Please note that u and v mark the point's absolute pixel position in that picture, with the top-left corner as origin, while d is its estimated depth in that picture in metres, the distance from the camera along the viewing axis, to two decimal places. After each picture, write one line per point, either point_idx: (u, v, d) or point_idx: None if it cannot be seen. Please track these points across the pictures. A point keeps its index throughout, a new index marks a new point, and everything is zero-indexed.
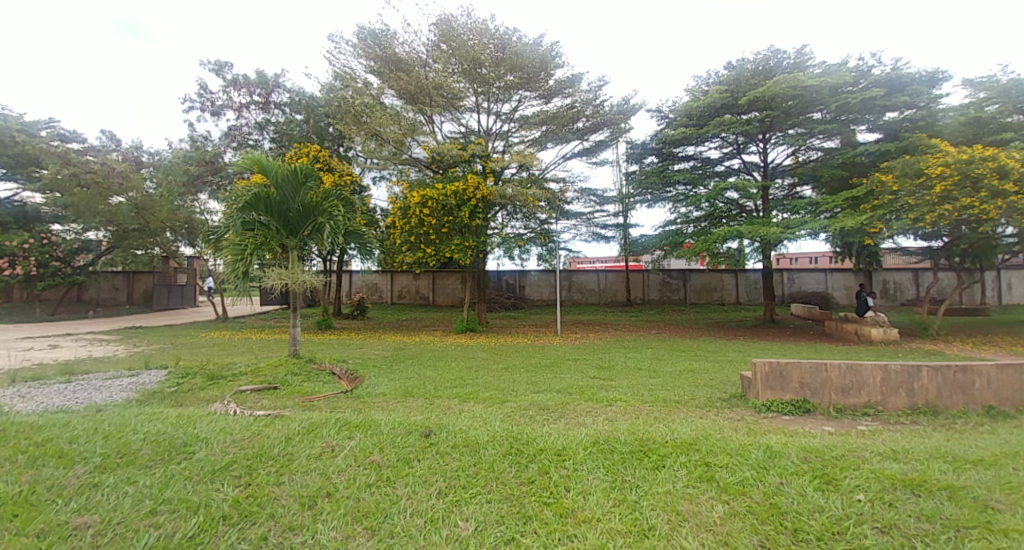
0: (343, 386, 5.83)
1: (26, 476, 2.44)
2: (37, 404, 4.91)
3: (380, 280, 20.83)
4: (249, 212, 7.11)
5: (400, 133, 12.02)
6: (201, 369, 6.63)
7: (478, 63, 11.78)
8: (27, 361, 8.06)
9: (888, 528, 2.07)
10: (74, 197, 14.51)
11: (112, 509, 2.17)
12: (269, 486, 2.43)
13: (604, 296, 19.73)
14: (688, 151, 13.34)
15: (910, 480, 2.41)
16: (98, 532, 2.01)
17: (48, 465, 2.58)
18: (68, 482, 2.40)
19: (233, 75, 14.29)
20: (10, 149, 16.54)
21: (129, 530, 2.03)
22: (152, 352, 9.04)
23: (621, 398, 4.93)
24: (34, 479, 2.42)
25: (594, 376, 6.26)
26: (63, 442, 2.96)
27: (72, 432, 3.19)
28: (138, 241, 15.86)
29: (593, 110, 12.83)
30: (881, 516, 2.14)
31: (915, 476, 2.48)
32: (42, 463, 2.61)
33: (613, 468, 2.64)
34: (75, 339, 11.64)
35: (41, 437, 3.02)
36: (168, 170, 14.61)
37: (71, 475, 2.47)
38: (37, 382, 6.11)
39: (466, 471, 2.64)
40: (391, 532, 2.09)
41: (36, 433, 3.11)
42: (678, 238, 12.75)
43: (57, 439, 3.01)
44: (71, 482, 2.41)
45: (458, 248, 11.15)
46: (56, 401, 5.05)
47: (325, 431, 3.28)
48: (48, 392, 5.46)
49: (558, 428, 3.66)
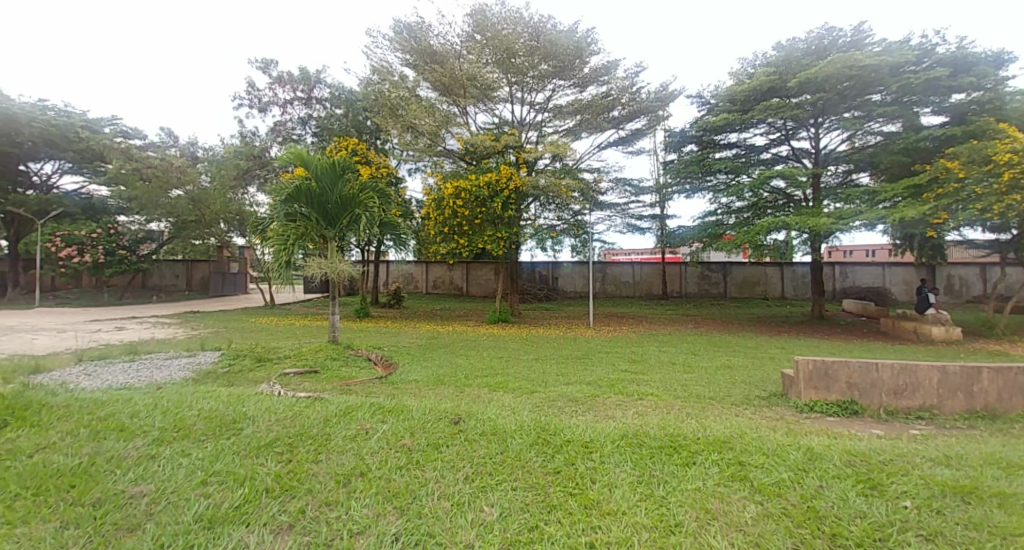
0: (378, 372, 6.01)
1: (89, 448, 2.64)
2: (102, 381, 5.30)
3: (416, 270, 21.19)
4: (292, 203, 7.42)
5: (435, 125, 12.12)
6: (249, 352, 6.98)
7: (512, 52, 11.67)
8: (97, 342, 8.70)
9: (932, 535, 1.96)
10: (138, 190, 15.51)
11: (165, 479, 2.32)
12: (307, 463, 2.54)
13: (639, 289, 19.41)
14: (730, 139, 12.78)
15: (962, 487, 2.27)
16: (152, 500, 2.15)
17: (110, 438, 2.78)
18: (127, 453, 2.57)
19: (278, 73, 14.90)
20: (75, 144, 17.90)
21: (181, 499, 2.17)
22: (207, 336, 9.59)
23: (652, 393, 4.83)
24: (96, 450, 2.61)
25: (625, 369, 6.17)
26: (125, 416, 3.18)
27: (134, 407, 3.42)
28: (196, 232, 16.76)
29: (629, 98, 12.52)
30: (926, 523, 2.03)
31: (966, 482, 2.34)
32: (105, 435, 2.81)
33: (642, 463, 2.59)
34: (139, 321, 12.52)
35: (105, 412, 3.25)
36: (220, 164, 15.35)
37: (131, 447, 2.65)
38: (104, 360, 6.59)
39: (493, 458, 2.66)
40: (419, 512, 2.13)
41: (101, 408, 3.36)
42: (718, 230, 12.37)
43: (120, 414, 3.23)
44: (131, 454, 2.58)
45: (491, 239, 11.16)
46: (121, 378, 5.45)
47: (360, 414, 3.38)
48: (114, 370, 5.89)
49: (586, 421, 3.63)
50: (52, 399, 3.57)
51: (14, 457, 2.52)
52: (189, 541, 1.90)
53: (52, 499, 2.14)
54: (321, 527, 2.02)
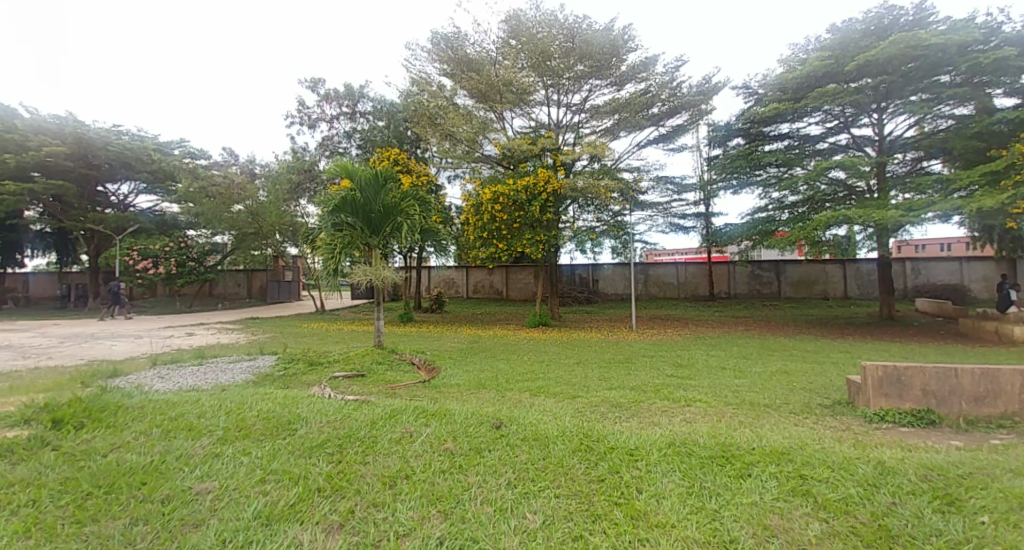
0: (421, 376, 6.09)
1: (160, 447, 2.79)
2: (173, 383, 5.68)
3: (456, 275, 21.49)
4: (339, 214, 7.68)
5: (472, 131, 12.24)
6: (303, 356, 7.27)
7: (548, 55, 11.63)
8: (169, 346, 9.35)
9: None
10: (204, 206, 16.61)
11: (227, 476, 2.42)
12: (356, 463, 2.58)
13: (684, 290, 18.82)
14: (781, 130, 12.12)
15: None
16: (216, 497, 2.24)
17: (179, 437, 2.93)
18: (194, 452, 2.71)
19: (325, 90, 15.58)
20: (149, 166, 19.48)
21: (242, 496, 2.25)
22: (265, 340, 10.09)
23: (701, 398, 4.63)
24: (166, 449, 2.76)
25: (671, 374, 5.95)
26: (193, 416, 3.36)
27: (201, 408, 3.62)
28: (255, 243, 17.65)
29: (669, 93, 12.22)
30: (1009, 541, 1.83)
31: None
32: (174, 435, 2.97)
33: (691, 474, 2.46)
34: (207, 327, 13.38)
35: (174, 412, 3.46)
36: (275, 179, 16.20)
37: (198, 446, 2.79)
38: (175, 364, 7.05)
39: (536, 464, 2.61)
40: (463, 517, 2.11)
41: (171, 409, 3.56)
42: (769, 227, 11.81)
43: (187, 414, 3.42)
44: (197, 452, 2.71)
45: (530, 242, 11.10)
46: (189, 381, 5.81)
47: (404, 417, 3.42)
48: (182, 373, 6.29)
49: (630, 427, 3.51)
50: (127, 401, 3.84)
51: (91, 456, 2.70)
52: (247, 537, 1.95)
53: (124, 496, 2.25)
54: (369, 528, 2.03)
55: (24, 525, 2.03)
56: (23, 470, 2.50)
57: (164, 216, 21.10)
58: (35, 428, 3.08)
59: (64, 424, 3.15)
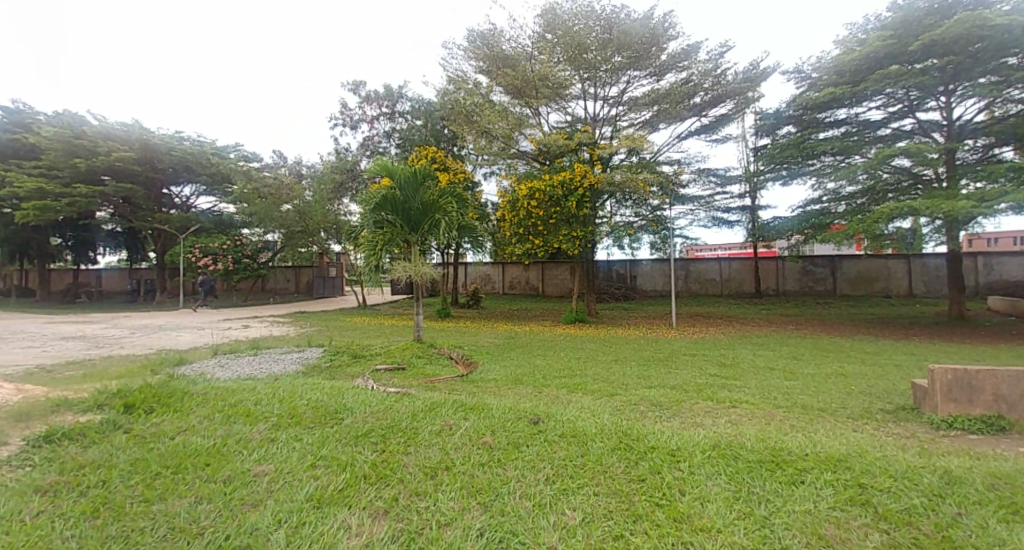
0: (459, 370, 6.17)
1: (221, 431, 2.95)
2: (232, 372, 6.02)
3: (493, 271, 21.63)
4: (379, 211, 7.87)
5: (508, 128, 12.20)
6: (347, 348, 7.52)
7: (585, 47, 11.44)
8: (226, 338, 9.91)
9: None
10: (256, 206, 17.45)
11: (281, 461, 2.52)
12: (398, 453, 2.64)
13: (728, 286, 18.20)
14: (838, 115, 11.41)
15: None
16: (272, 479, 2.34)
17: (238, 422, 3.09)
18: (251, 436, 2.84)
19: (366, 92, 15.96)
20: (208, 169, 20.69)
21: (295, 479, 2.34)
22: (313, 333, 10.51)
23: (747, 400, 4.45)
24: (226, 433, 2.91)
25: (714, 373, 5.76)
26: (250, 403, 3.54)
27: (257, 395, 3.82)
28: (301, 241, 18.36)
29: (712, 81, 11.80)
30: None
31: None
32: (233, 420, 3.14)
33: (738, 478, 2.36)
34: (260, 320, 14.08)
35: (233, 399, 3.65)
36: (319, 179, 16.78)
37: (255, 431, 2.93)
38: (232, 354, 7.47)
39: (574, 461, 2.58)
40: (502, 510, 2.11)
41: (231, 396, 3.78)
42: (825, 220, 11.27)
43: (244, 401, 3.59)
44: (254, 437, 2.85)
45: (566, 238, 11.00)
46: (245, 370, 6.14)
47: (443, 410, 3.46)
48: (239, 363, 6.65)
49: (671, 427, 3.42)
50: (191, 387, 4.08)
51: (159, 438, 2.88)
52: (301, 518, 2.02)
53: (190, 476, 2.38)
54: (413, 516, 2.06)
55: (94, 505, 2.11)
56: (98, 451, 2.67)
57: (220, 215, 22.28)
58: (111, 411, 3.32)
59: (135, 409, 3.37)
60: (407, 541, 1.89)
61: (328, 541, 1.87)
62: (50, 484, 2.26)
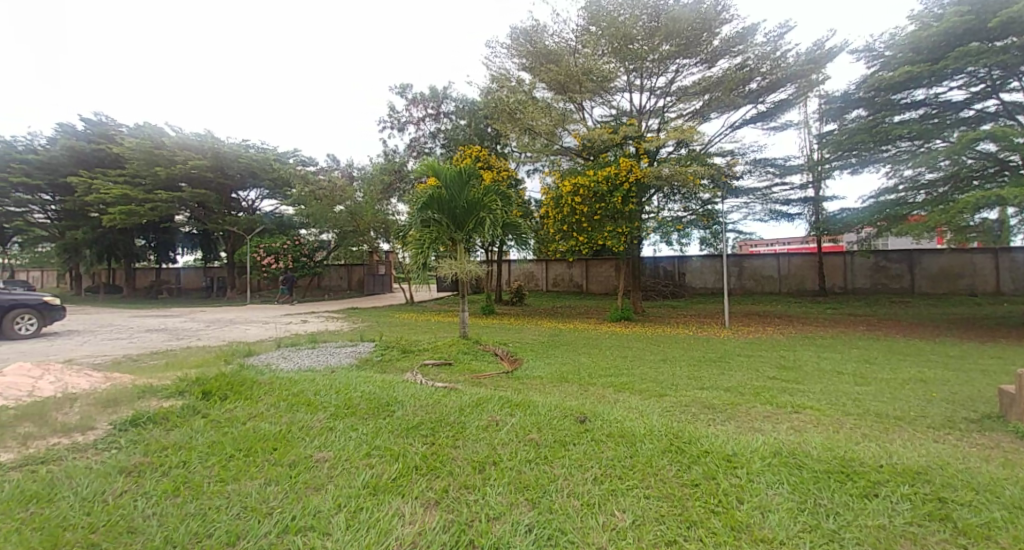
0: (505, 366, 6.21)
1: (285, 418, 3.11)
2: (293, 363, 6.36)
3: (536, 268, 21.62)
4: (426, 211, 8.03)
5: (552, 124, 12.06)
6: (397, 343, 7.74)
7: (630, 38, 11.15)
8: (287, 332, 10.48)
9: None
10: (313, 208, 18.33)
11: (340, 448, 2.62)
12: (448, 446, 2.67)
13: (786, 283, 17.29)
14: (915, 97, 10.49)
15: None
16: (331, 466, 2.44)
17: (300, 411, 3.25)
18: (312, 424, 2.98)
19: (413, 94, 16.33)
20: (269, 173, 21.92)
21: (352, 467, 2.43)
22: (365, 329, 10.91)
23: (809, 405, 4.19)
24: (290, 421, 3.06)
25: (772, 375, 5.46)
26: (311, 393, 3.72)
27: (317, 386, 4.00)
28: (353, 241, 19.06)
29: (770, 65, 11.18)
30: None
31: None
32: (296, 409, 3.30)
33: (802, 488, 2.22)
34: (317, 315, 14.79)
35: (296, 389, 3.85)
36: (369, 181, 17.36)
37: (315, 419, 3.07)
38: (293, 346, 7.89)
39: (622, 462, 2.51)
40: (550, 507, 2.09)
41: (293, 385, 3.98)
42: (899, 211, 10.44)
43: (306, 391, 3.78)
44: (315, 425, 2.98)
45: (611, 234, 10.79)
46: (305, 361, 6.47)
47: (489, 406, 3.48)
48: (300, 355, 7.01)
49: (726, 431, 3.26)
50: (259, 377, 4.34)
51: (232, 423, 3.07)
52: (358, 504, 2.09)
53: (259, 459, 2.52)
54: (463, 508, 2.07)
55: (174, 484, 2.25)
56: (178, 434, 2.88)
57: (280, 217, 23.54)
58: (190, 398, 3.58)
59: (211, 395, 3.61)
60: (458, 533, 1.90)
61: (383, 527, 1.92)
62: (136, 465, 2.44)
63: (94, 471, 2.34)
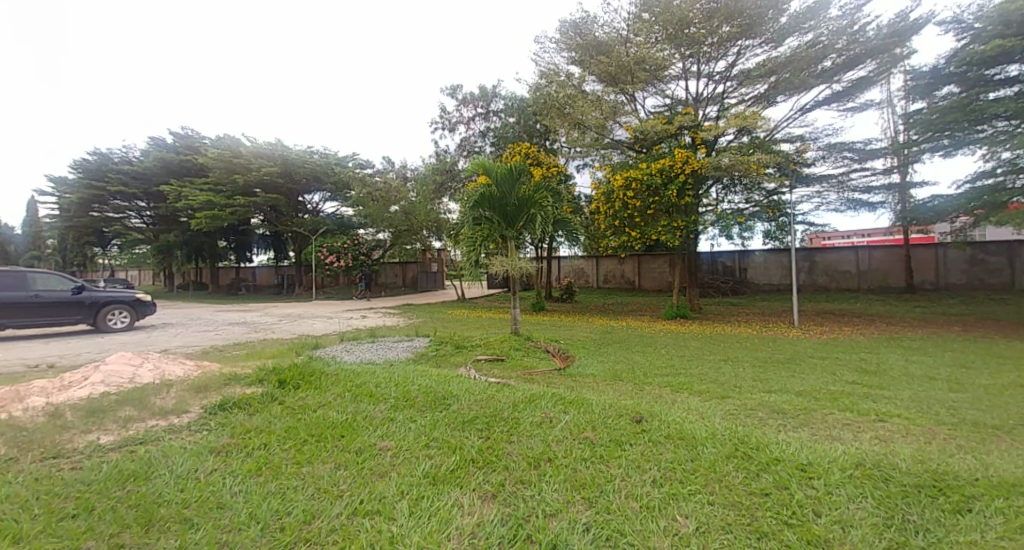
0: (557, 363, 6.17)
1: (351, 407, 3.25)
2: (356, 356, 6.65)
3: (587, 265, 21.35)
4: (478, 209, 8.12)
5: (602, 118, 11.74)
6: (450, 339, 7.90)
7: (687, 22, 10.69)
8: (348, 326, 10.99)
9: None
10: (371, 209, 19.09)
11: (401, 438, 2.70)
12: (503, 441, 2.68)
13: (866, 279, 16.02)
14: (1013, 71, 9.36)
15: None
16: (394, 454, 2.52)
17: (364, 401, 3.38)
18: (375, 415, 3.09)
19: (463, 95, 16.54)
20: (330, 177, 23.05)
21: (412, 456, 2.50)
22: (420, 324, 11.24)
23: (892, 413, 3.84)
24: (354, 410, 3.20)
25: (847, 379, 5.07)
26: (372, 385, 3.87)
27: (378, 378, 4.16)
28: (407, 239, 19.63)
29: (847, 40, 10.34)
30: None
31: None
32: (359, 399, 3.44)
33: (887, 503, 2.04)
34: (375, 311, 15.41)
35: (359, 380, 4.01)
36: (422, 181, 17.82)
37: (377, 410, 3.19)
38: (354, 340, 8.27)
39: (683, 465, 2.41)
40: (608, 508, 2.04)
41: (356, 377, 4.16)
42: (997, 196, 9.33)
43: (368, 383, 3.93)
44: (377, 415, 3.09)
45: (665, 229, 10.44)
46: (366, 355, 6.76)
47: (543, 402, 3.47)
48: (362, 348, 7.33)
49: (797, 438, 3.05)
50: (327, 368, 4.57)
51: (305, 410, 3.25)
52: (420, 492, 2.14)
53: (328, 445, 2.64)
54: (520, 503, 2.07)
55: (256, 465, 2.40)
56: (259, 418, 3.08)
57: (341, 218, 24.69)
58: (268, 385, 3.83)
59: (285, 384, 3.84)
60: (516, 527, 1.90)
61: (444, 517, 1.96)
62: (223, 445, 2.63)
63: (187, 451, 2.55)
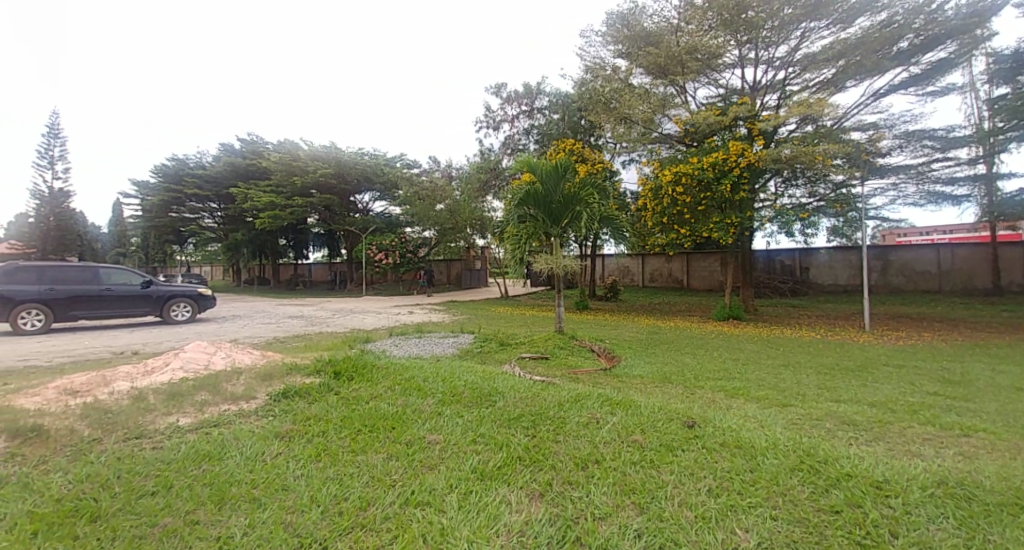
0: (602, 363, 6.06)
1: (400, 400, 3.32)
2: (404, 351, 6.82)
3: (632, 263, 20.90)
4: (522, 207, 8.07)
5: (650, 111, 11.34)
6: (495, 336, 7.94)
7: (743, 7, 10.08)
8: (396, 321, 11.30)
9: None
10: (417, 208, 19.50)
11: (448, 433, 2.72)
12: (550, 440, 2.64)
13: (948, 280, 14.70)
14: None
15: None
16: (442, 448, 2.54)
17: (412, 395, 3.45)
18: (423, 408, 3.13)
19: (507, 93, 16.56)
20: (378, 177, 23.80)
21: (461, 451, 2.50)
22: (465, 321, 11.38)
23: (978, 427, 3.49)
24: (404, 403, 3.26)
25: (922, 389, 4.66)
26: (421, 379, 3.93)
27: (425, 373, 4.23)
28: (451, 238, 19.92)
29: (926, 19, 9.47)
30: None
31: None
32: (408, 393, 3.51)
33: (971, 524, 1.87)
34: (421, 307, 15.77)
35: (407, 374, 4.10)
36: (467, 179, 18.04)
37: (425, 404, 3.23)
38: (402, 335, 8.48)
39: (742, 475, 2.27)
40: (660, 515, 1.96)
41: (404, 371, 4.25)
42: None
43: (416, 377, 4.01)
44: (425, 409, 3.13)
45: (718, 226, 10.03)
46: (414, 350, 6.91)
47: (589, 403, 3.39)
48: (409, 343, 7.51)
49: (869, 452, 2.82)
50: (377, 362, 4.70)
51: (358, 401, 3.35)
52: (468, 487, 2.14)
53: (380, 436, 2.70)
54: (568, 504, 2.03)
55: (315, 451, 2.49)
56: (317, 407, 3.20)
57: (389, 216, 25.45)
58: (323, 376, 3.98)
59: (339, 375, 3.98)
60: (565, 528, 1.86)
61: (493, 512, 1.94)
62: (285, 431, 2.75)
63: (253, 435, 2.68)
